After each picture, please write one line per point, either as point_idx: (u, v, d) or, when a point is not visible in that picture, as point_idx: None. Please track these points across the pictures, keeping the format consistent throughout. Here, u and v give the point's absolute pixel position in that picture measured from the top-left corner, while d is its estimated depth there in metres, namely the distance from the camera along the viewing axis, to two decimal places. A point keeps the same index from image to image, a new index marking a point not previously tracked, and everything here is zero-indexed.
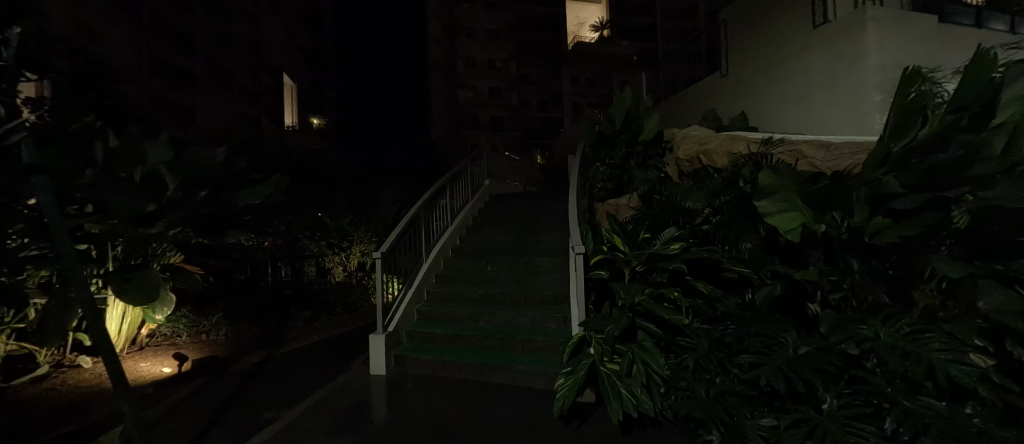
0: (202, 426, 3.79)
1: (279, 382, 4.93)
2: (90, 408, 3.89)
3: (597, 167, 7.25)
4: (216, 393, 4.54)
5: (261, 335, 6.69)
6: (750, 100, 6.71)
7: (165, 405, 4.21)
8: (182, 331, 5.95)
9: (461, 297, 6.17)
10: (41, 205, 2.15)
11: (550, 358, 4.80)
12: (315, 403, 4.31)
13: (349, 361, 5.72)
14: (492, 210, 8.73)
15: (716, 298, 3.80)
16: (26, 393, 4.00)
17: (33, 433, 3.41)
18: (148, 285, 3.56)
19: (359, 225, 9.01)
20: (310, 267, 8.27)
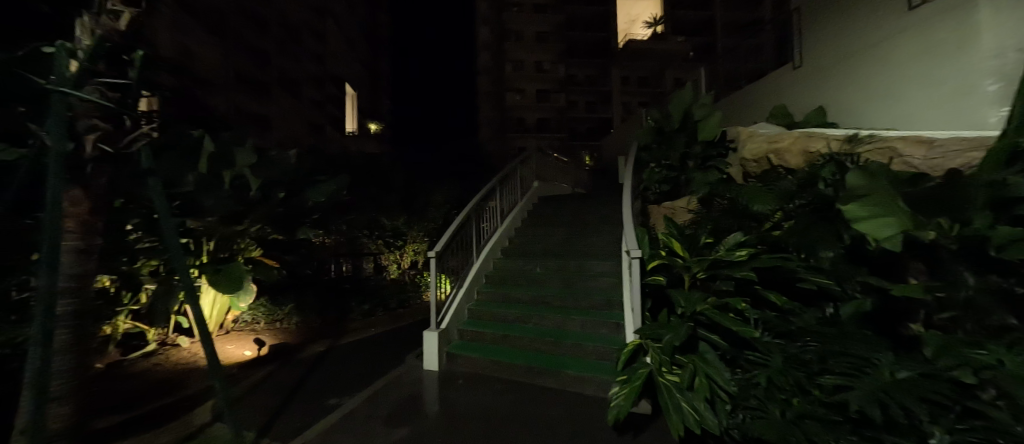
0: (278, 406, 4.11)
1: (342, 372, 5.18)
2: (186, 383, 4.32)
3: (651, 168, 6.97)
4: (287, 378, 4.88)
5: (324, 326, 7.12)
6: (829, 93, 6.13)
7: (246, 385, 4.60)
8: (260, 318, 6.49)
9: (510, 299, 6.16)
10: (155, 206, 2.41)
11: (601, 365, 4.66)
12: (375, 393, 4.50)
13: (403, 354, 5.91)
14: (541, 211, 8.69)
15: (790, 310, 3.46)
16: (137, 366, 4.53)
17: (143, 402, 3.86)
18: (235, 277, 3.90)
19: (412, 225, 9.35)
20: (368, 263, 8.87)
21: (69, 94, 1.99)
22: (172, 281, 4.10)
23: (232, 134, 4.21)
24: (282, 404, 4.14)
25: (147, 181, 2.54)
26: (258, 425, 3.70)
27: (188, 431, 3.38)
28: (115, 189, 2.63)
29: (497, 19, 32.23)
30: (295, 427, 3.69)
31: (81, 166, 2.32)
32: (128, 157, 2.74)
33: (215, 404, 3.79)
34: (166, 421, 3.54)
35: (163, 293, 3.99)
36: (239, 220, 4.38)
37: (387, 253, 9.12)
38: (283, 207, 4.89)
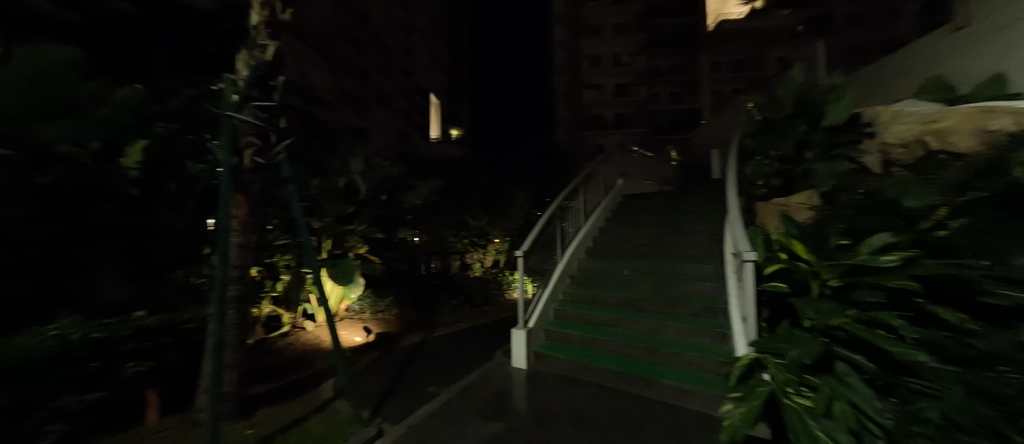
0: (386, 389, 4.47)
1: (437, 361, 5.46)
2: (312, 361, 4.89)
3: (758, 161, 6.19)
4: (391, 364, 5.29)
5: (417, 319, 7.58)
6: (1006, 57, 4.89)
7: (358, 367, 5.10)
8: (366, 308, 7.13)
9: (596, 301, 5.92)
10: (293, 211, 2.88)
11: (705, 377, 4.26)
12: (469, 385, 4.64)
13: (490, 350, 6.03)
14: (625, 210, 8.28)
15: (969, 332, 2.62)
16: (276, 344, 5.16)
17: (281, 376, 4.46)
18: (347, 271, 4.28)
19: (494, 224, 9.57)
20: (455, 261, 9.24)
21: (232, 116, 2.63)
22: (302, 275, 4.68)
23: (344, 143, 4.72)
24: (389, 387, 4.51)
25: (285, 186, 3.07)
26: (370, 404, 4.07)
27: (316, 404, 3.83)
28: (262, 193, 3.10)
29: (574, 14, 31.75)
30: (401, 409, 3.98)
31: (242, 178, 2.99)
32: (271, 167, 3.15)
33: (336, 381, 4.25)
34: (300, 393, 4.07)
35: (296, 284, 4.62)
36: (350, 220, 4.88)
37: (471, 251, 9.43)
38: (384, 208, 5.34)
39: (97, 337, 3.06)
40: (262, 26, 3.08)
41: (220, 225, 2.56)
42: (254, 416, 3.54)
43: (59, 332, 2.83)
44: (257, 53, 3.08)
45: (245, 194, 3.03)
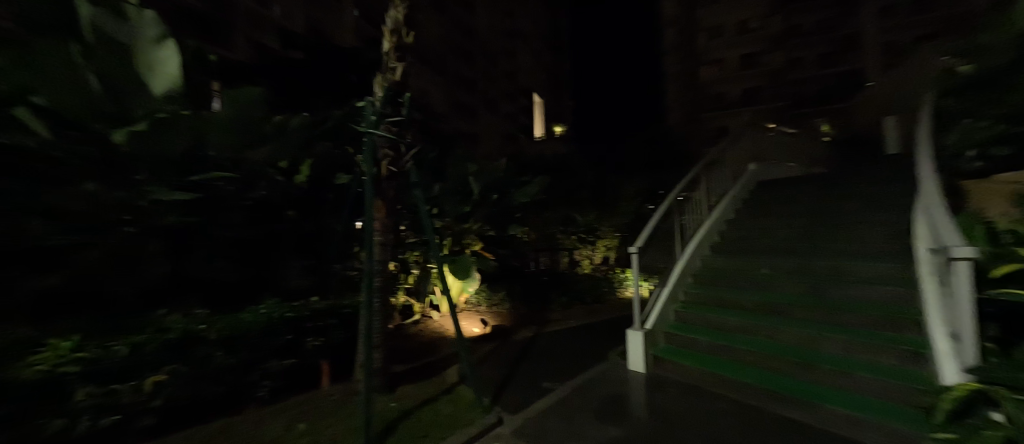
0: (503, 378, 4.65)
1: (551, 357, 5.47)
2: (439, 349, 5.33)
3: (968, 124, 4.55)
4: (507, 354, 5.50)
5: (528, 314, 7.72)
6: None
7: (478, 356, 5.40)
8: (482, 302, 7.49)
9: (727, 305, 5.23)
10: (422, 214, 3.20)
11: (885, 407, 3.44)
12: (584, 383, 4.54)
13: (605, 349, 5.84)
14: (757, 199, 7.20)
15: None
16: (409, 331, 5.64)
17: (415, 359, 4.97)
18: (465, 267, 4.51)
19: (604, 220, 9.27)
20: (564, 258, 9.13)
21: (371, 132, 3.06)
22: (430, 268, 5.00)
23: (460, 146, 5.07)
24: (507, 377, 4.72)
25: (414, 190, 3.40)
26: (490, 392, 4.28)
27: (445, 387, 4.17)
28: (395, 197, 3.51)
29: None
30: (521, 401, 4.08)
31: (382, 183, 3.41)
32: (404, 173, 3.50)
33: (460, 366, 4.58)
34: (429, 376, 4.49)
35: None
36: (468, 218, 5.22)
37: (581, 248, 9.25)
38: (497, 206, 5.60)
39: (290, 315, 4.02)
40: (392, 52, 3.42)
41: (367, 225, 2.88)
42: (396, 392, 4.01)
43: (265, 310, 3.85)
44: (389, 74, 3.42)
45: (384, 201, 3.43)
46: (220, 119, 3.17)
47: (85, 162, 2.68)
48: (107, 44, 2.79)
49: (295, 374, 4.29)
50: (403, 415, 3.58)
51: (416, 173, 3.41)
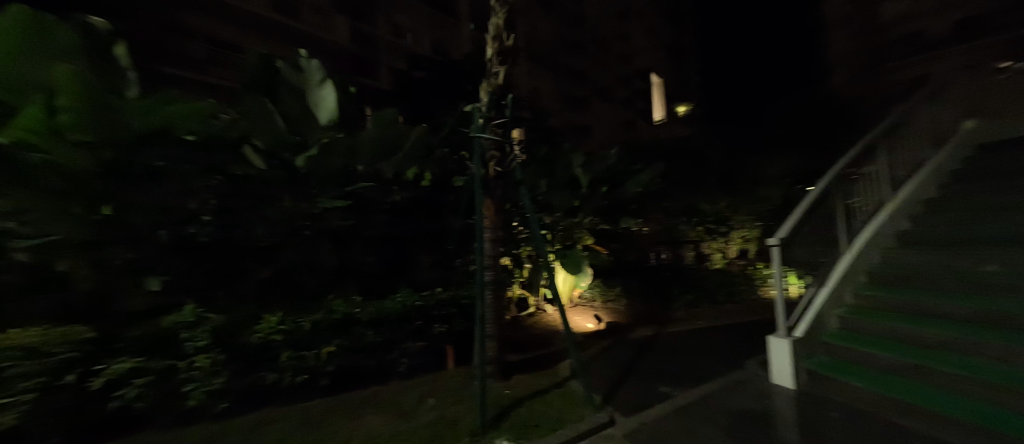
0: (619, 376, 4.59)
1: (672, 358, 5.22)
2: (549, 343, 5.65)
3: None
4: (623, 354, 5.43)
5: (647, 312, 7.44)
6: None
7: (592, 353, 5.48)
8: (596, 297, 7.50)
9: (932, 312, 3.44)
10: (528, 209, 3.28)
11: None
12: (714, 385, 4.12)
13: (739, 352, 5.29)
14: (996, 159, 4.74)
15: None
16: (525, 323, 6.10)
17: (527, 350, 5.36)
18: (576, 261, 4.86)
19: (737, 208, 8.34)
20: (689, 251, 8.50)
21: (477, 134, 3.07)
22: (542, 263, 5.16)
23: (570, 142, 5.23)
24: (620, 374, 4.70)
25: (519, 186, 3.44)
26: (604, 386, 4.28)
27: (557, 379, 4.33)
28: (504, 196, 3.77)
29: None
30: (635, 398, 3.96)
31: (489, 183, 3.74)
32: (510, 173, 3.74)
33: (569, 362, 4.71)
34: (546, 366, 4.75)
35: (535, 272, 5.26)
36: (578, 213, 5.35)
37: (708, 241, 8.51)
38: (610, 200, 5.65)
39: (419, 304, 4.24)
40: (494, 58, 3.71)
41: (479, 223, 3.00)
42: (512, 379, 4.30)
43: (400, 298, 4.18)
44: (492, 81, 3.72)
45: (494, 199, 3.75)
46: (367, 137, 3.63)
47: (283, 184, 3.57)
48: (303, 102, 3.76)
49: (426, 359, 4.46)
50: (518, 400, 3.80)
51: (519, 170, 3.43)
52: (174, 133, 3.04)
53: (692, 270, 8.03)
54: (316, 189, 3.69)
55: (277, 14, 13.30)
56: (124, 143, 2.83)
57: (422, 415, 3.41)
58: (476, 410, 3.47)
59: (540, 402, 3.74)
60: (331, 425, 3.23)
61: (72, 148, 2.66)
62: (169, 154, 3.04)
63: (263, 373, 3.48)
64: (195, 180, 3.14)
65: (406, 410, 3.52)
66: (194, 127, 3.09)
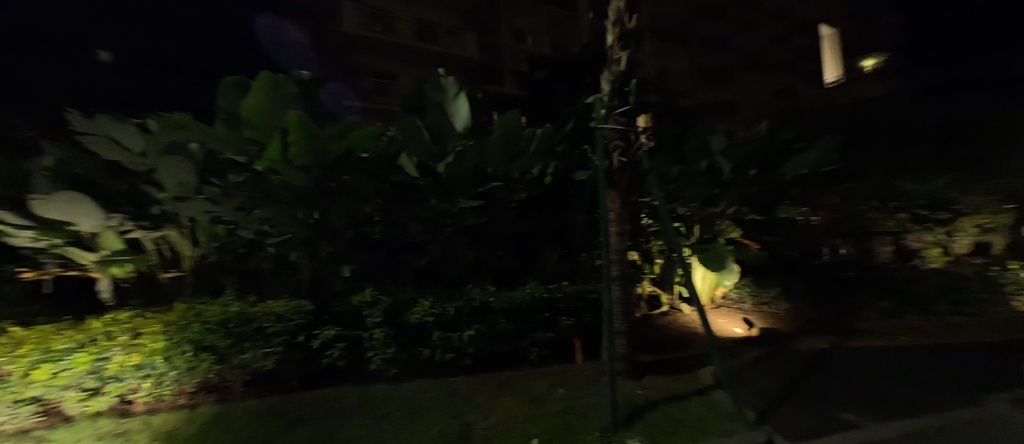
0: (776, 397, 3.02)
1: (859, 380, 3.47)
2: (688, 345, 4.32)
3: None
4: (789, 368, 3.70)
5: (818, 320, 5.52)
6: None
7: (741, 362, 3.89)
8: (747, 298, 5.76)
9: None
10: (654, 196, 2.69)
11: None
12: (940, 428, 2.51)
13: (986, 389, 3.19)
14: None
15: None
16: (656, 321, 4.95)
17: (661, 350, 4.09)
18: (719, 256, 3.91)
19: (967, 189, 6.47)
20: (884, 246, 6.71)
21: (601, 127, 2.50)
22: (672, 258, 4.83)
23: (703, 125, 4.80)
24: (788, 384, 3.28)
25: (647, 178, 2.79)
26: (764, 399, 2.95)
27: (696, 389, 3.10)
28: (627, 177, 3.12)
29: None
30: (807, 418, 2.64)
31: (614, 178, 3.07)
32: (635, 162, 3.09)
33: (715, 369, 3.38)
34: (676, 371, 3.52)
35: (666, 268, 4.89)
36: (715, 203, 4.92)
37: (918, 232, 6.71)
38: (757, 186, 4.99)
39: (546, 295, 3.44)
40: (616, 41, 3.02)
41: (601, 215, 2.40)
42: (642, 379, 3.25)
43: (530, 289, 3.50)
44: (614, 67, 3.04)
45: (617, 190, 3.05)
46: (494, 142, 4.04)
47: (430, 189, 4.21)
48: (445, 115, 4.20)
49: (563, 348, 3.61)
50: (650, 405, 2.77)
51: (648, 157, 2.72)
52: (355, 153, 3.76)
53: (886, 268, 6.18)
54: (455, 192, 4.24)
55: (420, 43, 15.67)
56: (326, 164, 3.59)
57: (555, 406, 2.68)
58: (608, 410, 2.59)
59: (676, 409, 2.70)
60: (470, 402, 2.77)
61: (297, 171, 3.48)
62: (352, 170, 3.83)
63: (421, 347, 3.24)
64: (371, 189, 3.95)
65: (538, 397, 2.82)
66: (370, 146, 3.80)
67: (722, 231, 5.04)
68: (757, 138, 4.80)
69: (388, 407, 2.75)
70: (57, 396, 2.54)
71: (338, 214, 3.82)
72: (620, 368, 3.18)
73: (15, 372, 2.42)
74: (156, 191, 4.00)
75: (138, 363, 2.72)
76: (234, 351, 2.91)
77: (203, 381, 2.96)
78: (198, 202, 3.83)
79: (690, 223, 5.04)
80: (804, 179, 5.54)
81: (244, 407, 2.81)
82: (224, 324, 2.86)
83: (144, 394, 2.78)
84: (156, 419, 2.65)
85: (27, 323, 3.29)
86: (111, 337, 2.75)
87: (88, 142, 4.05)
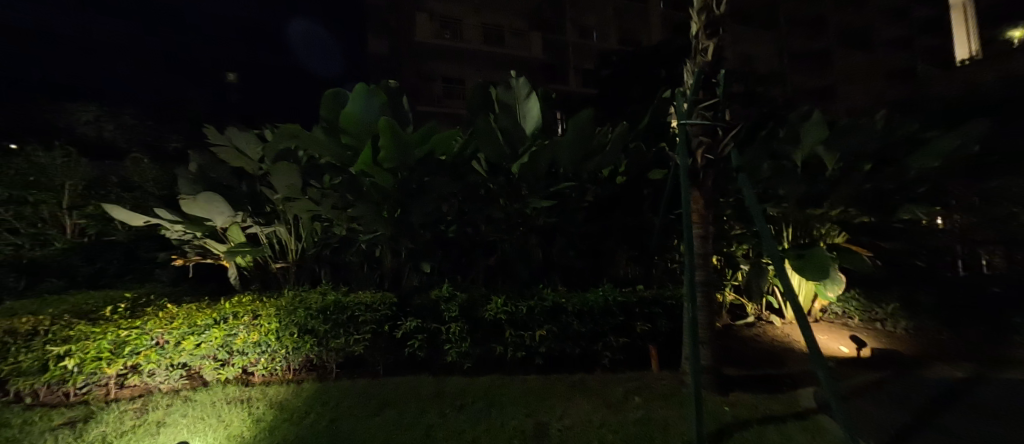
0: (912, 419, 2.40)
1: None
2: (786, 362, 3.63)
3: None
4: (926, 388, 2.97)
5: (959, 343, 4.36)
6: None
7: (859, 379, 3.18)
8: (853, 312, 4.63)
9: None
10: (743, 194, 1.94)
11: None
12: None
13: None
14: None
15: None
16: (744, 333, 4.38)
17: (750, 366, 3.53)
18: (817, 263, 3.52)
19: None
20: None
21: (685, 121, 2.23)
22: (761, 264, 4.38)
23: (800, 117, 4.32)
24: (932, 411, 2.53)
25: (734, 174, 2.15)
26: (889, 418, 2.41)
27: (795, 411, 2.57)
28: (711, 174, 2.91)
29: None
30: None
31: (699, 176, 2.87)
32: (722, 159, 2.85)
33: (821, 389, 2.80)
34: (771, 390, 2.98)
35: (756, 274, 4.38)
36: (820, 203, 4.32)
37: None
38: (871, 184, 4.34)
39: (619, 298, 3.35)
40: (701, 30, 2.92)
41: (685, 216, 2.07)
42: (729, 395, 2.86)
43: (603, 291, 3.45)
44: (699, 57, 2.93)
45: (704, 191, 2.90)
46: (568, 142, 4.04)
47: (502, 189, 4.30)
48: (523, 120, 4.28)
49: (638, 355, 3.48)
50: (740, 423, 2.40)
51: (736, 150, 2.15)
52: (434, 155, 4.06)
53: None
54: (527, 192, 4.27)
55: (485, 45, 15.21)
56: (409, 166, 3.88)
57: (630, 414, 2.58)
58: (690, 425, 2.37)
59: (776, 430, 2.28)
60: (541, 401, 2.81)
61: (385, 172, 3.82)
62: (430, 171, 4.05)
63: (494, 344, 3.34)
64: (448, 190, 4.15)
65: (613, 405, 2.74)
66: (448, 149, 4.13)
67: (823, 236, 4.47)
68: (870, 128, 4.18)
69: (463, 399, 2.88)
70: (198, 363, 3.10)
71: (418, 212, 4.02)
72: (704, 380, 2.87)
73: (170, 341, 2.99)
74: (270, 191, 4.60)
75: (256, 341, 3.15)
76: (330, 336, 3.28)
77: (306, 360, 3.37)
78: (305, 200, 4.15)
79: (781, 226, 4.52)
80: (934, 175, 4.69)
81: (340, 386, 3.13)
82: (324, 311, 3.26)
83: (261, 368, 3.22)
84: (271, 390, 3.07)
85: (176, 301, 3.96)
86: (236, 317, 3.21)
87: (221, 152, 4.84)
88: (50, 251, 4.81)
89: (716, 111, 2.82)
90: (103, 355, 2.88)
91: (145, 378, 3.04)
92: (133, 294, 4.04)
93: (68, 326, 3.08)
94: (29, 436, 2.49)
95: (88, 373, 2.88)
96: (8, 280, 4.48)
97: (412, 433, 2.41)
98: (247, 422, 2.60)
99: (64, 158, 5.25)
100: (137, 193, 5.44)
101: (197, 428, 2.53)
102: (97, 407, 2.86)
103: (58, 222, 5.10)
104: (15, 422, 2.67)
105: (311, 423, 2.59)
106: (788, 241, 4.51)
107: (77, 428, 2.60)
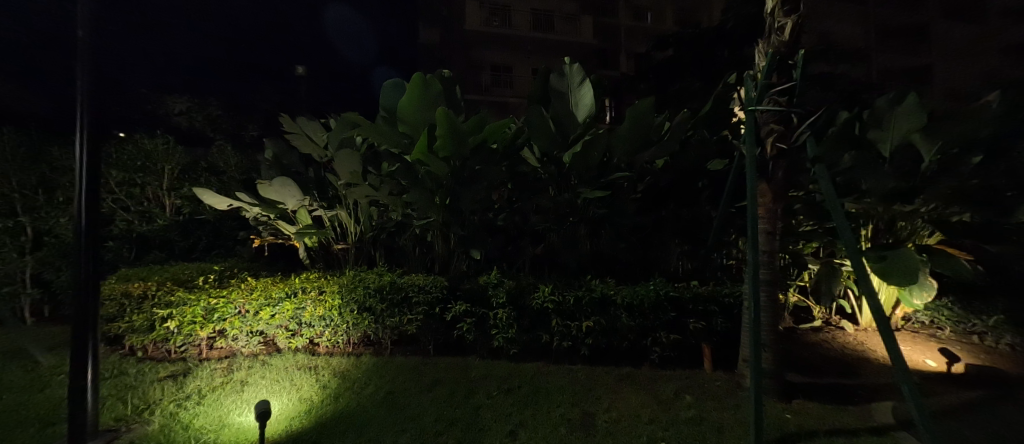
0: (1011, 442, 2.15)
1: None
2: (860, 372, 3.33)
3: None
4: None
5: None
6: None
7: (951, 397, 2.83)
8: (944, 323, 4.24)
9: None
10: (823, 182, 1.70)
11: None
12: None
13: None
14: None
15: None
16: (809, 338, 4.06)
17: (818, 373, 3.29)
18: (906, 267, 3.13)
19: None
20: None
21: (753, 108, 2.02)
22: (834, 264, 4.01)
23: (887, 103, 3.92)
24: None
25: (813, 168, 1.89)
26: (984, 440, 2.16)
27: (870, 425, 2.37)
28: (781, 163, 2.69)
29: None
30: None
31: (767, 167, 2.69)
32: (791, 150, 2.61)
33: (901, 404, 2.55)
34: (841, 401, 2.76)
35: (826, 274, 3.94)
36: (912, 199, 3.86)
37: None
38: (975, 180, 3.83)
39: (672, 294, 3.21)
40: (777, 6, 2.70)
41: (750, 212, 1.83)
42: (792, 402, 2.70)
43: (655, 286, 3.32)
44: (775, 37, 2.70)
45: (773, 187, 2.71)
46: (623, 131, 3.94)
47: (552, 179, 4.32)
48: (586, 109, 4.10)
49: (690, 352, 3.37)
50: (806, 433, 2.26)
51: (814, 138, 1.89)
52: (488, 145, 4.06)
53: None
54: (578, 182, 4.23)
55: (534, 32, 14.62)
56: (463, 155, 3.95)
57: (681, 412, 2.52)
58: (750, 430, 2.27)
59: None
60: (588, 391, 2.81)
61: (441, 161, 3.89)
62: (483, 161, 4.11)
63: (540, 332, 3.36)
64: (498, 177, 4.22)
65: (662, 402, 2.68)
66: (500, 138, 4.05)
67: (911, 236, 4.10)
68: (978, 115, 3.69)
69: (510, 383, 2.95)
70: (273, 331, 3.42)
71: (468, 199, 4.10)
72: (767, 386, 2.71)
73: (250, 311, 3.34)
74: (333, 177, 4.86)
75: (321, 314, 3.43)
76: (386, 314, 3.48)
77: (363, 335, 3.60)
78: (364, 186, 4.36)
79: (863, 223, 4.17)
80: None
81: (394, 362, 3.33)
82: (382, 291, 3.48)
83: (325, 340, 3.50)
84: (334, 360, 3.34)
85: (255, 275, 4.41)
86: (305, 292, 3.50)
87: (292, 139, 5.21)
88: (154, 226, 5.51)
89: (792, 96, 2.58)
90: (197, 319, 3.29)
91: (230, 342, 3.41)
92: (219, 267, 4.53)
93: (170, 292, 3.55)
94: (142, 384, 2.92)
95: (186, 334, 3.31)
96: (123, 248, 5.46)
97: (463, 411, 2.53)
98: (316, 387, 2.86)
99: (165, 145, 5.62)
100: (221, 177, 6.12)
101: (274, 389, 2.81)
102: (193, 364, 3.27)
103: (160, 201, 5.74)
104: (131, 371, 3.14)
105: (370, 393, 2.79)
106: (869, 241, 4.17)
107: (178, 380, 2.99)
